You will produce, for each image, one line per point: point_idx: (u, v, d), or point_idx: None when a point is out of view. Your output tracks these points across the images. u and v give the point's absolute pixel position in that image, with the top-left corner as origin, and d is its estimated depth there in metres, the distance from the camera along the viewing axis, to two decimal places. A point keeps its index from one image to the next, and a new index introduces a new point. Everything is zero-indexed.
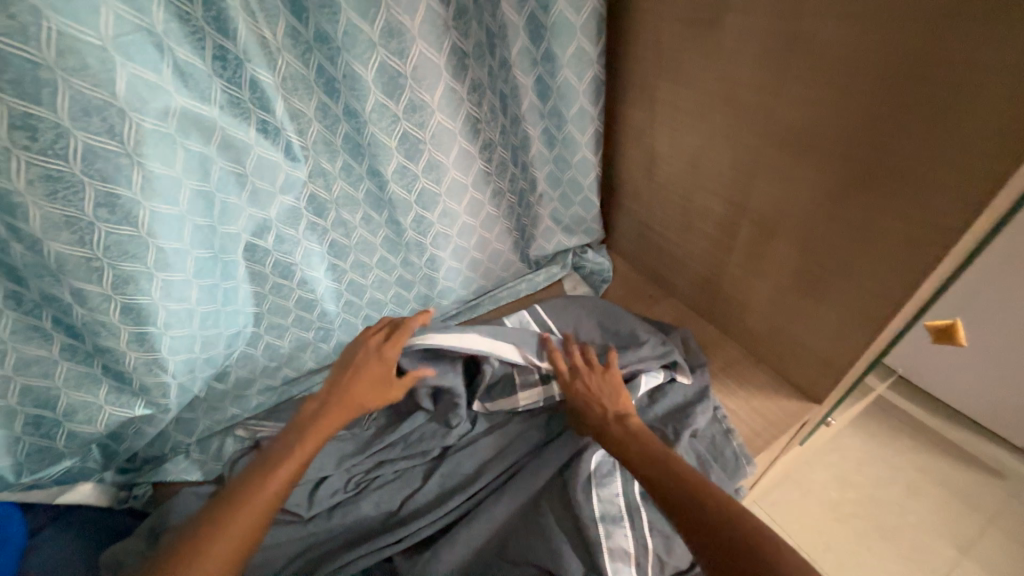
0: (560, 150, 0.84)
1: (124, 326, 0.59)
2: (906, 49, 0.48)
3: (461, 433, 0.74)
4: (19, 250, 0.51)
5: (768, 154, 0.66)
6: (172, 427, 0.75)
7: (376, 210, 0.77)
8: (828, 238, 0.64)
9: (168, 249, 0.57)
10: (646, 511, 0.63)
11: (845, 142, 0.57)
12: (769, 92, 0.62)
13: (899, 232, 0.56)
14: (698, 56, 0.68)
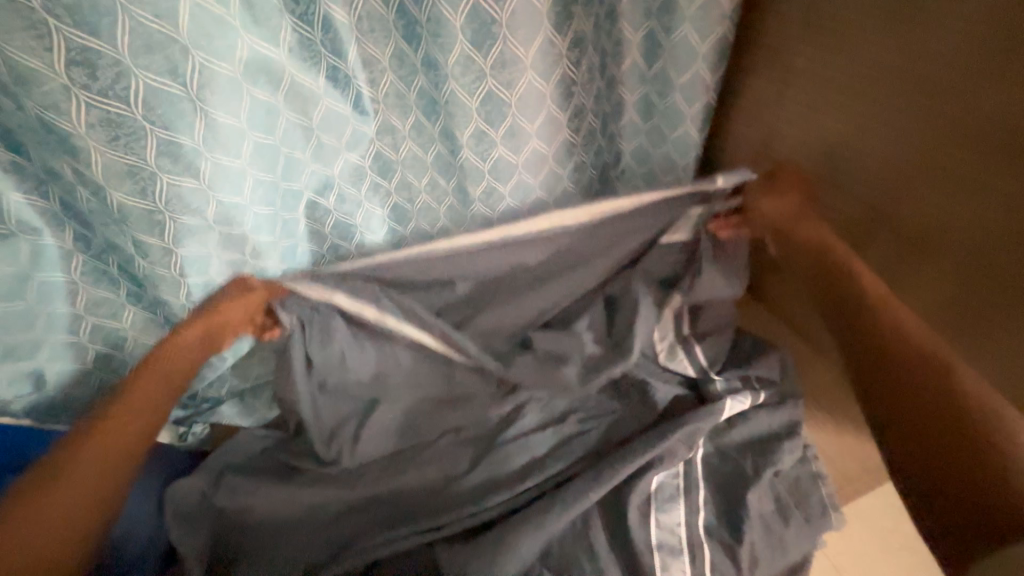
0: (657, 121, 0.73)
1: (186, 281, 0.57)
2: None
3: (519, 426, 0.70)
4: (85, 196, 0.49)
5: (942, 156, 0.55)
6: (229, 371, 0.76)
7: (444, 176, 0.70)
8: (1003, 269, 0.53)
9: (229, 205, 0.53)
10: (710, 549, 0.58)
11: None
12: (967, 71, 0.50)
13: None
14: (872, 20, 0.56)
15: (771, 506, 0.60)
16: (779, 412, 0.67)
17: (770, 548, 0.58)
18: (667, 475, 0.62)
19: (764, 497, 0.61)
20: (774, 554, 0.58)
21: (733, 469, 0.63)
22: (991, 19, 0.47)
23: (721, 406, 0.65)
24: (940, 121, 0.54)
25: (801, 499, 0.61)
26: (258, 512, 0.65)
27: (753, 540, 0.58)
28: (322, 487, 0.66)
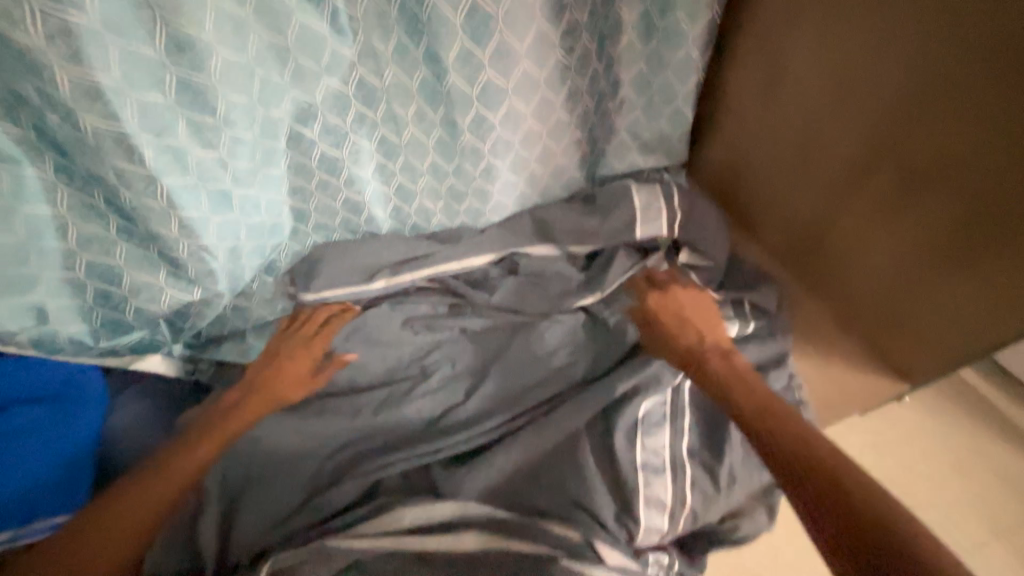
0: (658, 45, 0.70)
1: (173, 214, 0.57)
2: None
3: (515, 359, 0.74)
4: (56, 121, 0.48)
5: (972, 69, 0.51)
6: (230, 312, 0.75)
7: (431, 105, 0.67)
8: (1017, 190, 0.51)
9: (203, 124, 0.54)
10: (691, 468, 0.61)
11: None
12: None
13: None
14: None
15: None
16: (766, 346, 0.69)
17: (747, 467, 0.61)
18: (653, 403, 0.64)
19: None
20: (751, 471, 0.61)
21: (718, 397, 0.65)
22: None
23: (703, 334, 0.69)
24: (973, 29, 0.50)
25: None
26: (264, 441, 0.68)
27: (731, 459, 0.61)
28: (326, 416, 0.70)
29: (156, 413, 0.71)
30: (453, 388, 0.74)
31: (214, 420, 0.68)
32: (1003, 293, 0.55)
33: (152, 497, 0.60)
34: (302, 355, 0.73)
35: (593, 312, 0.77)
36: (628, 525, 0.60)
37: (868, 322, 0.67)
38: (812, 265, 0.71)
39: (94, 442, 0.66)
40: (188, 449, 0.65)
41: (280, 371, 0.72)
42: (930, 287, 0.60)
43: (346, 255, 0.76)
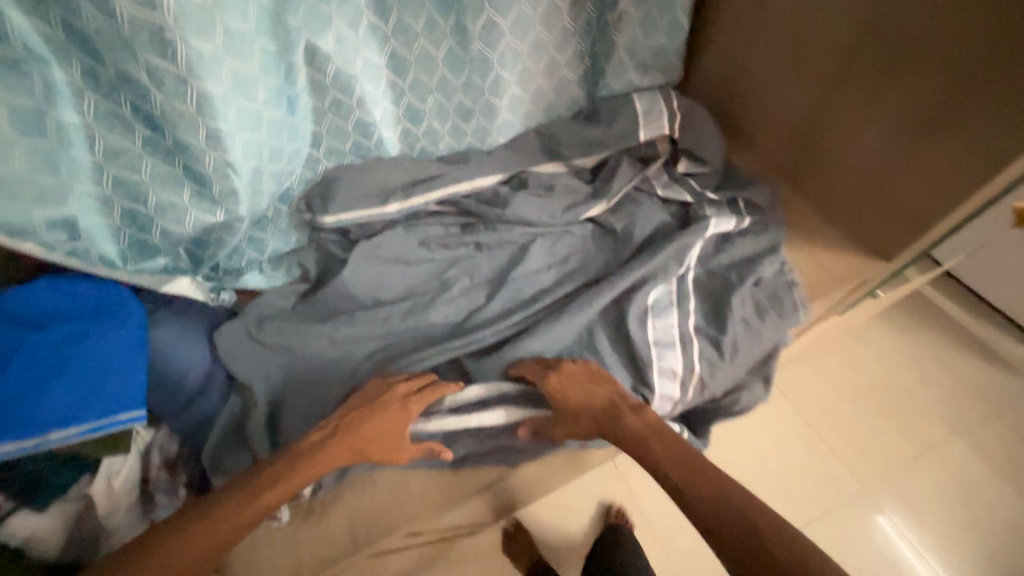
0: None
1: (201, 121, 0.58)
2: None
3: (531, 266, 0.79)
4: (89, 11, 0.48)
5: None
6: (245, 243, 0.78)
7: (442, 14, 0.69)
8: (979, 60, 0.54)
9: (236, 31, 0.55)
10: (698, 342, 0.68)
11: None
12: None
13: None
14: None
15: (751, 308, 0.70)
16: (761, 238, 0.74)
17: (748, 339, 0.69)
18: (662, 290, 0.70)
19: (747, 301, 0.70)
20: (751, 342, 0.69)
21: (719, 282, 0.72)
22: None
23: (705, 227, 0.73)
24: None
25: (778, 302, 0.70)
26: (301, 348, 0.73)
27: (734, 333, 0.68)
28: (359, 321, 0.75)
29: (196, 329, 0.72)
30: (473, 294, 0.79)
31: (272, 472, 0.59)
32: (966, 161, 0.59)
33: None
34: (394, 411, 0.62)
35: (600, 221, 0.82)
36: (644, 392, 0.67)
37: (851, 202, 0.73)
38: (802, 159, 0.77)
39: (143, 353, 0.65)
40: (214, 514, 0.55)
41: (364, 421, 0.61)
42: (905, 164, 0.65)
43: (360, 175, 0.78)
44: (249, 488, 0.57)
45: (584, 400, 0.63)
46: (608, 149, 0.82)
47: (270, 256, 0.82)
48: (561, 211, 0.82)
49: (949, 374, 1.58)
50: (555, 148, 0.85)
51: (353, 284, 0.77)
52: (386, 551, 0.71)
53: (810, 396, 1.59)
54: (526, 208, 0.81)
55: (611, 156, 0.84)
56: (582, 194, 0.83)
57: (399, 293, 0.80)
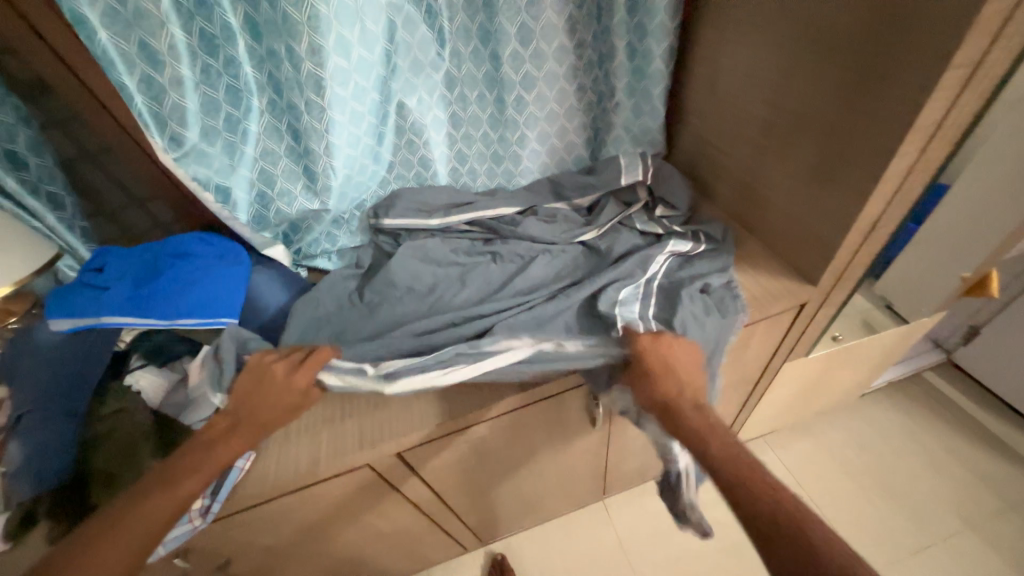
0: (639, 62, 1.03)
1: (326, 137, 0.90)
2: None
3: (533, 270, 1.01)
4: (288, 68, 0.82)
5: (801, 54, 0.78)
6: (323, 235, 1.07)
7: (489, 89, 1.03)
8: (839, 133, 0.76)
9: (360, 86, 0.89)
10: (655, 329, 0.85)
11: (853, 35, 0.70)
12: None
13: (885, 112, 0.69)
14: None
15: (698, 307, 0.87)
16: (714, 261, 0.94)
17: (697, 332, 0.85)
18: (630, 289, 0.89)
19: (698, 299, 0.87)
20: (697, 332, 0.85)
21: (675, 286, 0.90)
22: None
23: (665, 245, 0.96)
24: (798, 28, 0.77)
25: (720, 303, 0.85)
26: (349, 309, 0.96)
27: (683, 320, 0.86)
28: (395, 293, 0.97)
29: (281, 279, 0.98)
30: (484, 288, 0.99)
31: (210, 442, 0.69)
32: (845, 199, 0.79)
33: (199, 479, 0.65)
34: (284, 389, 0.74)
35: (590, 243, 1.05)
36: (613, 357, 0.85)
37: (786, 235, 0.94)
38: (750, 207, 1.00)
39: (245, 286, 0.91)
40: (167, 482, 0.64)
41: (263, 393, 0.73)
42: (810, 206, 0.86)
43: (417, 194, 1.07)
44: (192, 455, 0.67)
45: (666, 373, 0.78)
46: (600, 191, 1.10)
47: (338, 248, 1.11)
48: (561, 233, 1.06)
49: (955, 458, 1.55)
50: (561, 191, 1.13)
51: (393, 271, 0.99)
52: (383, 472, 0.86)
53: (808, 465, 1.59)
54: (535, 228, 1.06)
55: (602, 197, 1.10)
56: (578, 222, 1.09)
57: (426, 286, 0.99)
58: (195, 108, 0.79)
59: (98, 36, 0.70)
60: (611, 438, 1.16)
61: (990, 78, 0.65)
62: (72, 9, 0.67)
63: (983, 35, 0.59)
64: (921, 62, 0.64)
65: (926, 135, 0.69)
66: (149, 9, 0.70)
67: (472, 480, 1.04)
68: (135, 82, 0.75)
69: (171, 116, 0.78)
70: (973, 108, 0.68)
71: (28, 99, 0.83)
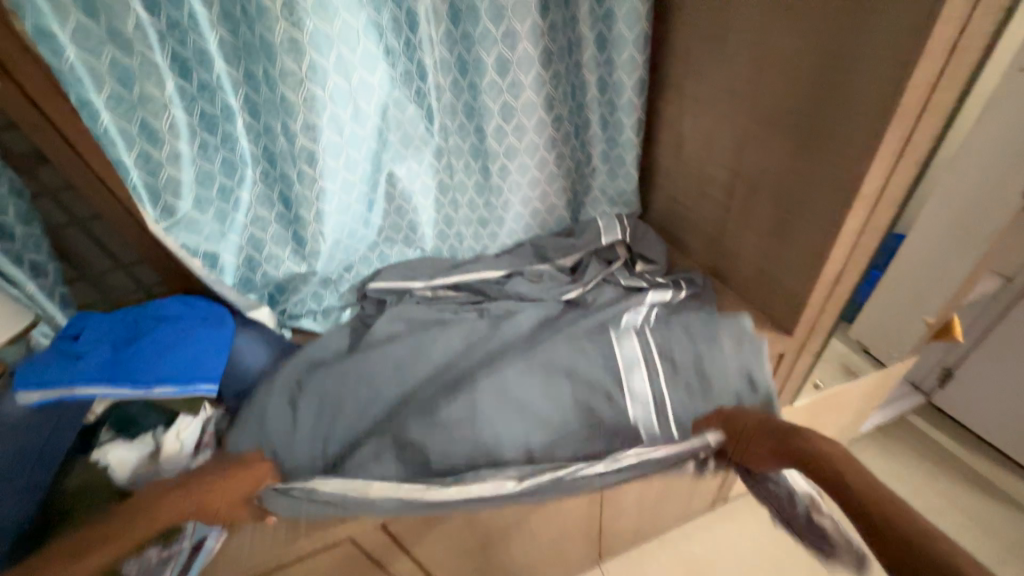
0: (611, 132, 1.12)
1: (316, 203, 0.93)
2: (826, 54, 0.72)
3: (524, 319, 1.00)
4: (283, 142, 0.87)
5: (755, 129, 0.88)
6: (310, 296, 1.07)
7: (474, 158, 1.09)
8: (797, 196, 0.84)
9: (352, 158, 0.94)
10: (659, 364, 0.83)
11: (802, 114, 0.78)
12: (760, 79, 0.84)
13: (834, 180, 0.77)
14: (715, 59, 0.92)
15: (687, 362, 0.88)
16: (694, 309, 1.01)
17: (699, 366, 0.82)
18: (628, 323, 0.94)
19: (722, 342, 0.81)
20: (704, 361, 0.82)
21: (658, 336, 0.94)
22: (759, 57, 0.83)
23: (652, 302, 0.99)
24: (755, 106, 0.86)
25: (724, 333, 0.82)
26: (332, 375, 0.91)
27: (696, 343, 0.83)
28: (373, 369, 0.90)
29: (266, 347, 0.95)
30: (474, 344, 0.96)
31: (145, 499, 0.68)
32: (809, 260, 0.86)
33: (106, 559, 0.63)
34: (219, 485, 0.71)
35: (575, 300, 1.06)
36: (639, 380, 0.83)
37: (760, 289, 0.99)
38: (724, 261, 1.06)
39: (226, 351, 0.89)
40: (114, 529, 0.64)
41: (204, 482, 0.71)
42: (781, 261, 0.91)
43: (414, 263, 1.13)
44: (147, 512, 0.66)
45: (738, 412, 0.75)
46: (582, 250, 1.14)
47: (324, 308, 1.10)
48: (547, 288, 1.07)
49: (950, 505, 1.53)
50: (543, 254, 1.17)
51: (375, 342, 0.96)
52: (365, 546, 0.82)
53: None
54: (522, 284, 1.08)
55: (586, 256, 1.14)
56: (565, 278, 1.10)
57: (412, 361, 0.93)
58: (189, 179, 0.83)
59: (100, 116, 0.74)
60: (605, 497, 1.13)
61: (918, 152, 0.72)
62: (78, 94, 0.71)
63: (906, 118, 0.67)
64: (860, 139, 0.71)
65: (871, 199, 0.76)
66: (154, 93, 0.75)
67: (462, 549, 0.99)
68: (133, 157, 0.78)
69: (166, 187, 0.82)
70: (909, 177, 0.76)
71: (23, 171, 0.87)
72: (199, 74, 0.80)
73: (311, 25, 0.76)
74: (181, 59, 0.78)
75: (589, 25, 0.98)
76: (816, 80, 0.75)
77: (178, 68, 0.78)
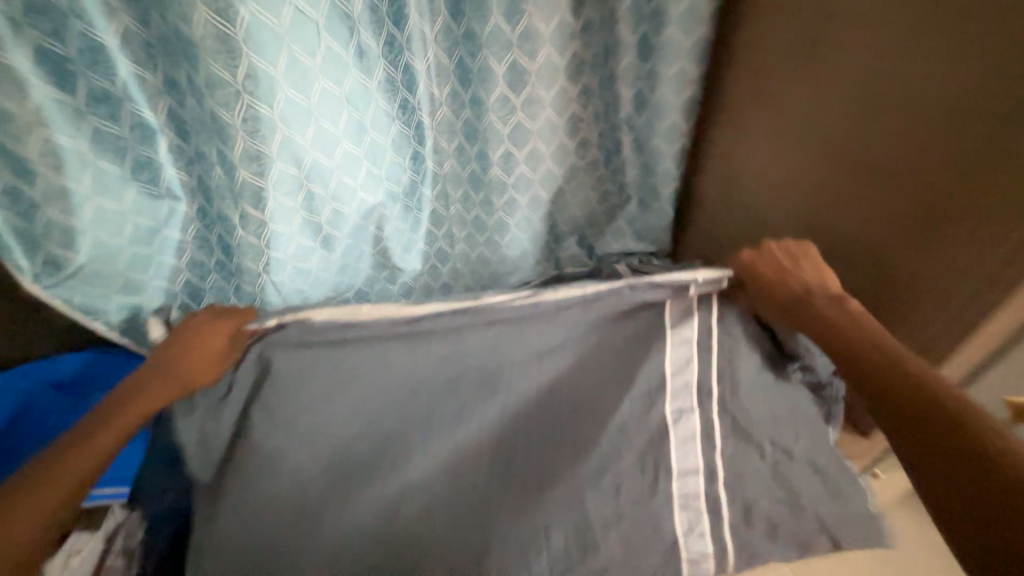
0: (647, 159, 0.90)
1: (266, 249, 0.72)
2: (993, 87, 0.49)
3: None
4: (218, 172, 0.65)
5: (843, 176, 0.65)
6: None
7: (474, 190, 0.87)
8: (897, 283, 0.62)
9: (314, 193, 0.71)
10: None
11: (930, 170, 0.56)
12: (865, 116, 0.61)
13: (979, 271, 0.53)
14: (802, 80, 0.69)
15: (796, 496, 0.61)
16: None
17: None
18: None
19: None
20: None
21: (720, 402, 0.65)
22: (867, 81, 0.60)
23: None
24: (851, 149, 0.64)
25: None
26: None
27: None
28: None
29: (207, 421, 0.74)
30: None
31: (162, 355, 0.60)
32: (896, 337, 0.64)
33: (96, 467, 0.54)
34: (197, 340, 0.61)
35: None
36: None
37: None
38: None
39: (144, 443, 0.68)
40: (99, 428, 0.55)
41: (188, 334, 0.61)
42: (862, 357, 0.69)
43: None
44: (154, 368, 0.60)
45: (777, 275, 0.63)
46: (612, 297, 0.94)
47: None
48: None
49: None
50: None
51: None
52: None
53: None
54: None
55: None
56: None
57: None
58: (85, 224, 0.63)
59: None
60: None
61: None
62: None
63: None
64: None
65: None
66: (12, 108, 0.55)
67: None
68: None
69: (47, 235, 0.63)
70: None
71: None
72: (91, 81, 0.57)
73: (247, 14, 0.54)
74: (55, 58, 0.55)
75: (631, 27, 0.76)
76: (963, 125, 0.52)
77: (54, 74, 0.55)
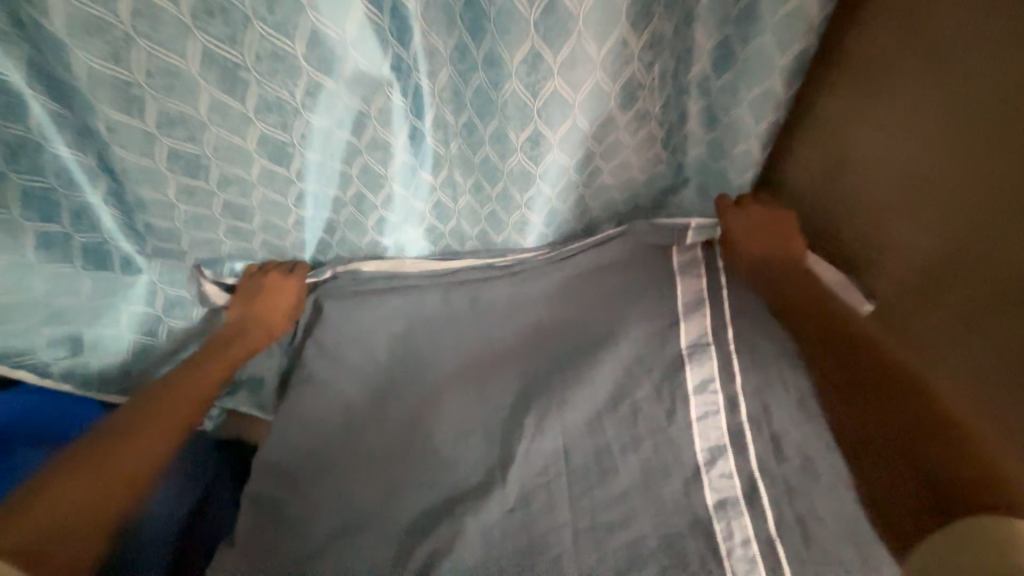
0: (720, 135, 0.67)
1: (224, 226, 0.61)
2: None
3: None
4: (126, 152, 0.53)
5: None
6: None
7: (490, 180, 0.65)
8: None
9: (275, 170, 0.57)
10: None
11: None
12: None
13: None
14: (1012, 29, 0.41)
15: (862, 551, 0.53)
16: None
17: None
18: None
19: None
20: None
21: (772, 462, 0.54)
22: None
23: None
24: None
25: None
26: None
27: None
28: None
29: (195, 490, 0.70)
30: None
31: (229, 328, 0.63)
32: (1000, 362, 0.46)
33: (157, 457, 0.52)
34: (270, 296, 0.63)
35: None
36: None
37: None
38: None
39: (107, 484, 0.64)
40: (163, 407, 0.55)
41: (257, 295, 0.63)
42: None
43: None
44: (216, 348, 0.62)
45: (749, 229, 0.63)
46: None
47: None
48: None
49: None
50: None
51: None
52: None
53: None
54: None
55: None
56: None
57: None
58: None
59: None
60: None
61: None
62: None
63: None
64: None
65: None
66: None
67: None
68: None
69: None
70: None
71: None
72: None
73: None
74: None
75: None
76: None
77: None
